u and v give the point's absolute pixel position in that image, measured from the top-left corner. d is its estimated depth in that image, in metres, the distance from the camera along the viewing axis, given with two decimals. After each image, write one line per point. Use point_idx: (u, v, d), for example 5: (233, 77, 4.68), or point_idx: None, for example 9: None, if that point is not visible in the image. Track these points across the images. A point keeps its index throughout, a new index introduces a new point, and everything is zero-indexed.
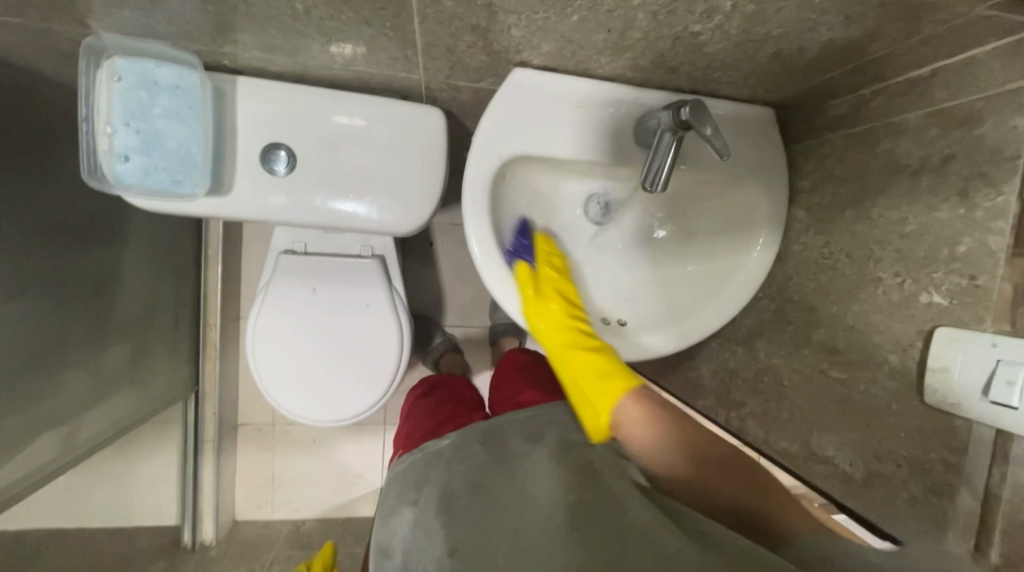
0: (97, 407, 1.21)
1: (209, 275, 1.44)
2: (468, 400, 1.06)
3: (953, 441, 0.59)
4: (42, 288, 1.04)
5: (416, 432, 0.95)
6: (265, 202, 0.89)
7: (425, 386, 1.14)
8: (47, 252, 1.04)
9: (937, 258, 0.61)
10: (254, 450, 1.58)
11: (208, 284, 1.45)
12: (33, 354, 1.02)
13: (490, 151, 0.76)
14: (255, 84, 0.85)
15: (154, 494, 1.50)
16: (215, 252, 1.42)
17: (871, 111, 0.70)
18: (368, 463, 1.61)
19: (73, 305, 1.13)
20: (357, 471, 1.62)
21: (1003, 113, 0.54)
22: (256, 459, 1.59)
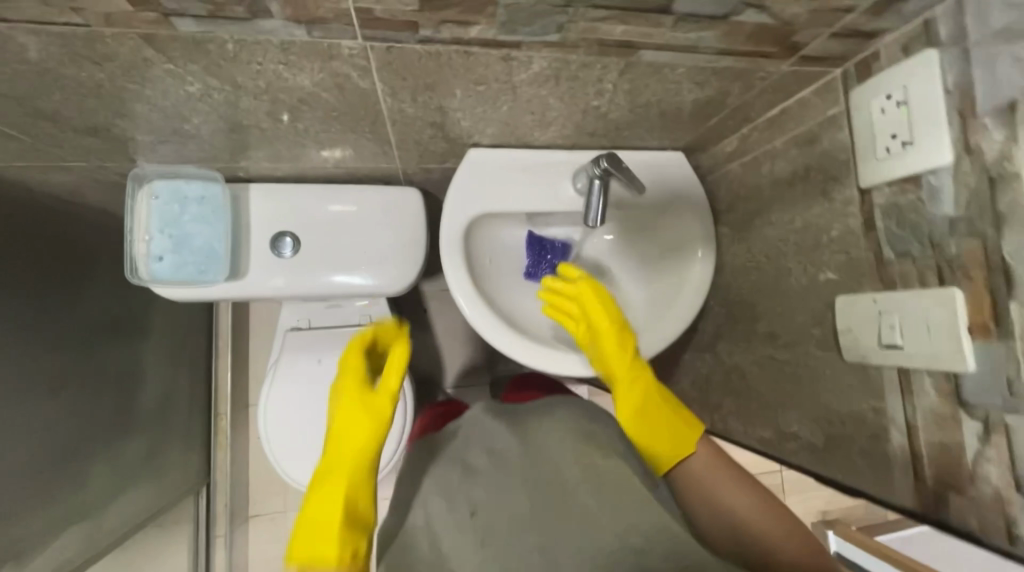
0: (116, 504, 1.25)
1: (221, 363, 1.55)
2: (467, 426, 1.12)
3: (873, 388, 0.68)
4: (76, 388, 1.15)
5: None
6: (276, 280, 1.05)
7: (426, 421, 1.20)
8: (81, 354, 1.17)
9: (822, 243, 0.76)
10: (266, 540, 1.57)
11: (220, 372, 1.55)
12: (64, 450, 1.10)
13: (459, 212, 0.93)
14: (265, 187, 1.05)
15: None
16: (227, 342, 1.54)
17: (752, 143, 0.89)
18: None
19: (101, 403, 1.22)
20: None
21: (831, 131, 0.72)
22: (269, 548, 1.57)
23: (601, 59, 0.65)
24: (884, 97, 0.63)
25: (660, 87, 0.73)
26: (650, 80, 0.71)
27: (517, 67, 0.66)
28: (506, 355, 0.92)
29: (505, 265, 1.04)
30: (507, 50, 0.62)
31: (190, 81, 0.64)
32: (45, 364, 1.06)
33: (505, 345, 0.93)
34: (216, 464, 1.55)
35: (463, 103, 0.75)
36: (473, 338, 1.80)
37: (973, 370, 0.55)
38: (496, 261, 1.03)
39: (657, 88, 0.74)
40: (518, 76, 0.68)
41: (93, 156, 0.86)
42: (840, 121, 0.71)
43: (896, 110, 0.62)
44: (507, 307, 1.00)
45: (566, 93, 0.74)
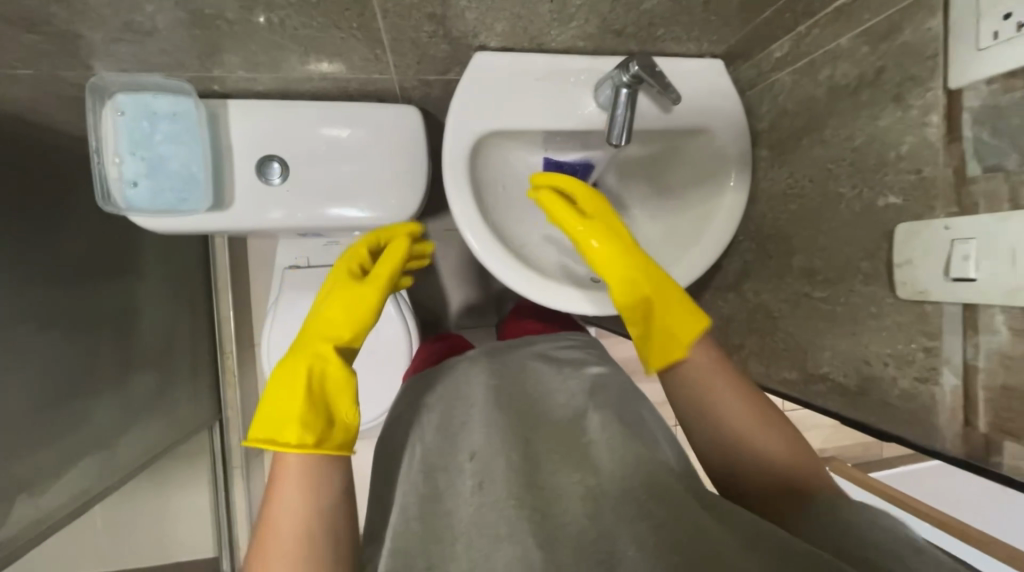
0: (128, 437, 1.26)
1: (222, 300, 1.52)
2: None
3: (927, 326, 0.61)
4: (67, 324, 1.11)
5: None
6: (265, 209, 0.96)
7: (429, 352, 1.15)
8: (69, 290, 1.12)
9: (886, 162, 0.65)
10: None
11: (222, 309, 1.52)
12: (63, 386, 1.08)
13: (463, 130, 0.82)
14: (244, 104, 0.93)
15: (189, 521, 1.53)
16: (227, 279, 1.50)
17: (809, 44, 0.76)
18: None
19: (99, 339, 1.19)
20: None
21: (918, 18, 0.59)
22: None
23: None
24: None
25: None
26: None
27: None
28: (518, 294, 0.85)
29: (514, 194, 0.94)
30: None
31: None
32: (29, 300, 1.01)
33: (517, 283, 0.85)
34: (228, 399, 1.57)
35: None
36: (480, 278, 1.73)
37: None
38: (504, 189, 0.93)
39: None
40: None
41: (41, 59, 0.74)
42: (931, 5, 0.58)
43: None
44: (518, 243, 0.91)
45: None
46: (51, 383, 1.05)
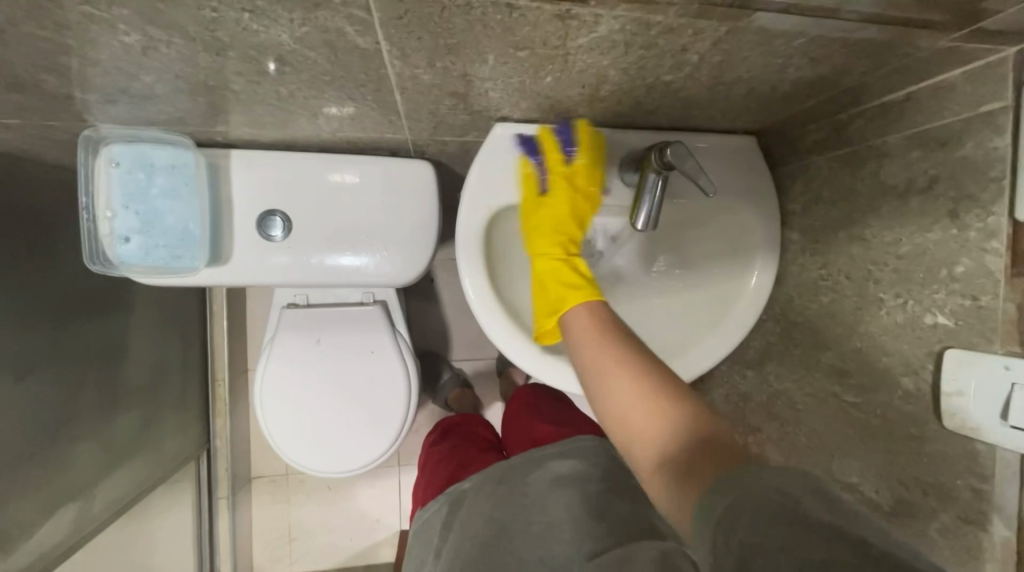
0: (108, 479, 1.21)
1: (215, 330, 1.46)
2: (484, 440, 1.03)
3: (977, 466, 0.57)
4: (49, 367, 1.05)
5: (438, 480, 0.91)
6: (265, 264, 0.92)
7: (437, 426, 1.11)
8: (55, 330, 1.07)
9: (936, 279, 0.60)
10: (269, 502, 1.57)
11: (214, 340, 1.46)
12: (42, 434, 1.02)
13: (478, 204, 0.78)
14: (247, 155, 0.88)
15: None
16: (221, 310, 1.45)
17: (851, 134, 0.71)
18: (386, 506, 1.60)
19: (82, 378, 1.14)
20: (375, 516, 1.61)
21: (982, 134, 0.54)
22: (271, 511, 1.58)
23: (695, 22, 0.45)
24: None
25: (760, 63, 0.54)
26: (750, 54, 0.52)
27: (576, 30, 0.47)
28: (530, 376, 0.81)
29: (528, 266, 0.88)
30: (567, 5, 0.43)
31: (122, 30, 0.46)
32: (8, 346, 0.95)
33: (527, 365, 0.80)
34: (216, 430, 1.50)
35: (493, 71, 0.57)
36: None
37: None
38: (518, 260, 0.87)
39: (755, 64, 0.55)
40: (574, 41, 0.49)
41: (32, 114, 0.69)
42: (999, 124, 0.53)
43: None
44: (532, 316, 0.86)
45: (633, 65, 0.55)
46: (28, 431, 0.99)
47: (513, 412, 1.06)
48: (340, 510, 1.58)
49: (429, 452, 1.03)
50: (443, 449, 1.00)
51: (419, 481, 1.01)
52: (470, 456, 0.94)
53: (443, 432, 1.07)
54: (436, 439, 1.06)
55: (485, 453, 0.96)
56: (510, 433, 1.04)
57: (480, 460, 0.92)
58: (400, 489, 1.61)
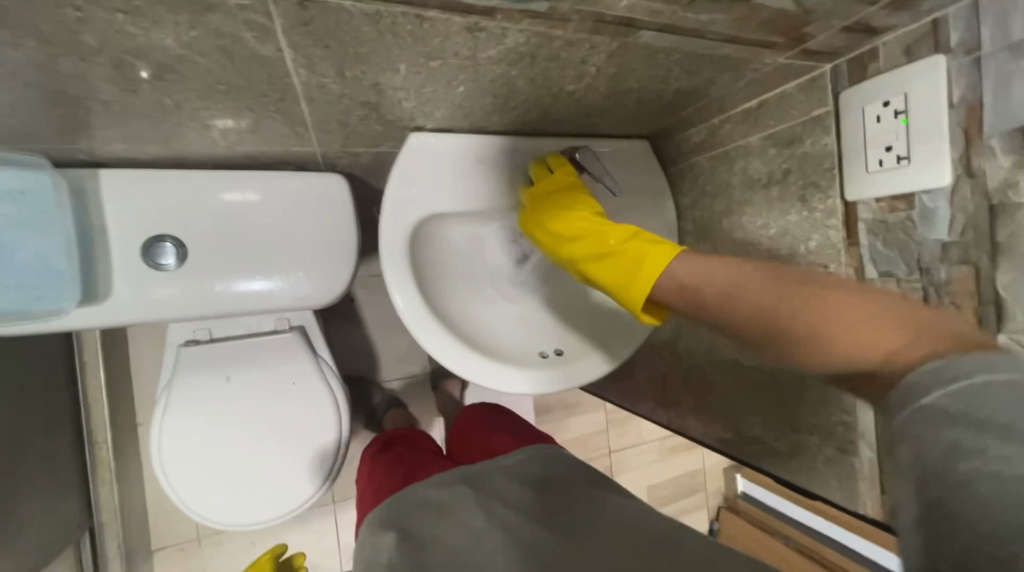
0: None
1: (91, 385, 1.28)
2: (427, 449, 1.00)
3: (844, 403, 0.69)
4: None
5: (386, 484, 0.87)
6: (156, 298, 0.81)
7: (379, 440, 1.08)
8: None
9: (797, 254, 0.73)
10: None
11: (90, 394, 1.28)
12: None
13: (399, 213, 0.77)
14: (122, 174, 0.78)
15: None
16: (95, 359, 1.28)
17: (723, 136, 0.83)
18: (323, 549, 1.48)
19: None
20: (311, 563, 1.48)
21: (816, 133, 0.67)
22: None
23: (591, 37, 0.50)
24: (880, 105, 0.59)
25: (647, 75, 0.62)
26: (638, 66, 0.59)
27: (485, 41, 0.49)
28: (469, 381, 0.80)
29: (456, 272, 0.89)
30: (476, 18, 0.45)
31: None
32: None
33: (462, 370, 0.80)
34: (100, 500, 1.30)
35: (406, 80, 0.57)
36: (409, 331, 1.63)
37: None
38: (445, 267, 0.87)
39: (643, 75, 0.62)
40: (483, 52, 0.52)
41: None
42: (826, 125, 0.66)
43: (893, 120, 0.58)
44: (462, 321, 0.86)
45: (539, 75, 0.59)
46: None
47: (460, 426, 1.07)
48: None
49: (372, 465, 0.99)
50: (389, 458, 0.96)
51: (362, 493, 0.95)
52: (419, 460, 0.92)
53: (384, 447, 1.03)
54: (379, 452, 1.03)
55: (434, 458, 0.95)
56: (456, 445, 1.03)
57: (431, 463, 0.91)
58: (338, 528, 1.50)
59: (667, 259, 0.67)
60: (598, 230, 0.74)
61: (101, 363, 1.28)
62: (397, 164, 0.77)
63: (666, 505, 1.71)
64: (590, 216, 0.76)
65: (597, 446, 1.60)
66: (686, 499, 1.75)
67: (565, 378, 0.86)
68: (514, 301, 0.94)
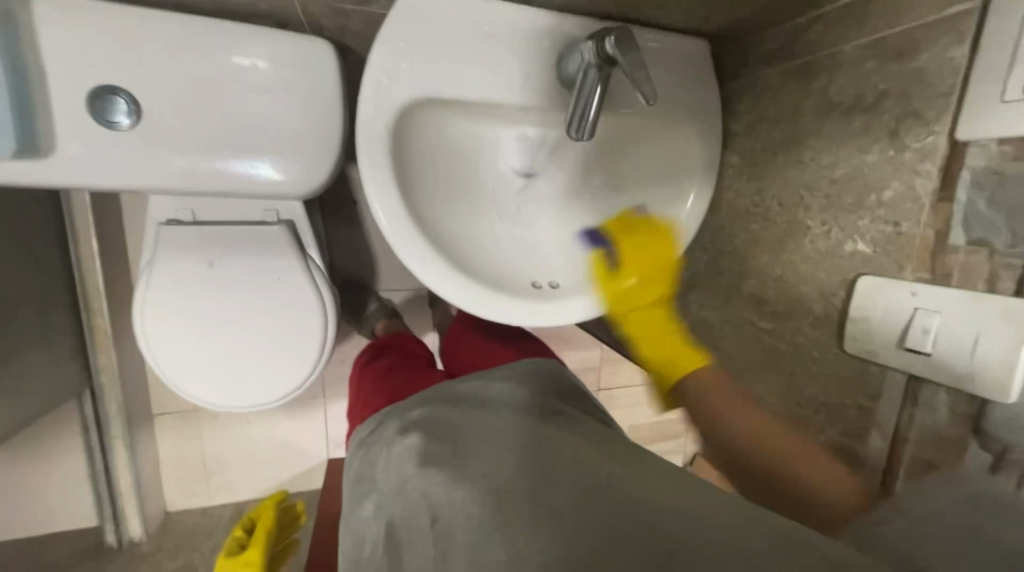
0: None
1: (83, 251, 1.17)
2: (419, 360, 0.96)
3: (867, 387, 0.60)
4: None
5: (375, 397, 0.83)
6: (108, 161, 0.72)
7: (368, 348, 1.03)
8: None
9: (864, 205, 0.59)
10: (176, 437, 1.38)
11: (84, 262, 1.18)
12: None
13: (387, 91, 0.63)
14: (58, 2, 0.65)
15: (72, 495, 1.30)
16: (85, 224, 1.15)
17: (807, 42, 0.65)
18: (313, 435, 1.47)
19: None
20: (302, 446, 1.48)
21: (940, 42, 0.50)
22: (182, 444, 1.39)
23: None
24: None
25: None
26: None
27: None
28: (450, 302, 0.72)
29: (453, 177, 0.77)
30: None
31: None
32: None
33: (444, 290, 0.71)
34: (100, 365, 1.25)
35: None
36: None
37: (1015, 401, 0.46)
38: (440, 168, 0.75)
39: None
40: None
41: None
42: (960, 30, 0.48)
43: None
44: (451, 236, 0.75)
45: None
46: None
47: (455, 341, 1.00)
48: (262, 439, 1.44)
49: (362, 376, 0.94)
50: (378, 370, 0.91)
51: (353, 404, 0.92)
52: (410, 376, 0.87)
53: (375, 354, 0.99)
54: (370, 361, 0.98)
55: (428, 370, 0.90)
56: (453, 361, 0.97)
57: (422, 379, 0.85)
58: (330, 418, 1.48)
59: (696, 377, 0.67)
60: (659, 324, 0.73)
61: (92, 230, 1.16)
62: (384, 27, 0.61)
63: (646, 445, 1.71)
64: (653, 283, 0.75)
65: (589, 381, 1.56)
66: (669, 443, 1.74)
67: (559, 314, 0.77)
68: (514, 221, 0.82)
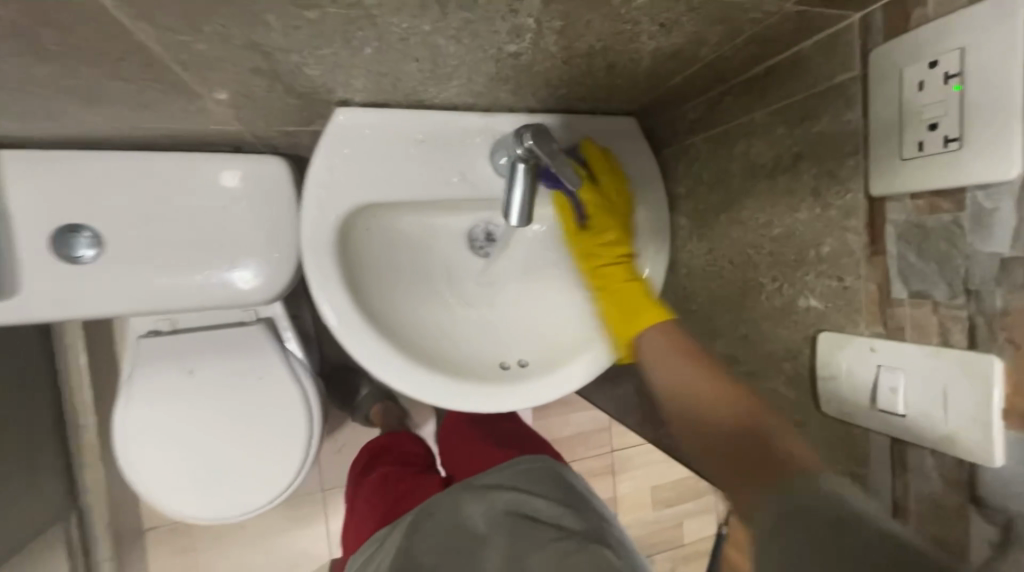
0: None
1: (73, 369, 1.17)
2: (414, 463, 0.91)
3: (854, 452, 0.55)
4: None
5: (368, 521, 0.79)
6: (71, 294, 0.75)
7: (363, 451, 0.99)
8: None
9: (806, 260, 0.58)
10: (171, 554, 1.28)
11: (74, 379, 1.18)
12: None
13: (328, 203, 0.66)
14: (26, 157, 0.70)
15: None
16: (77, 342, 1.16)
17: (723, 112, 0.68)
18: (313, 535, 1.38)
19: None
20: (300, 549, 1.38)
21: (836, 108, 0.52)
22: (175, 563, 1.29)
23: None
24: (925, 66, 0.43)
25: (607, 30, 0.48)
26: (592, 15, 0.45)
27: None
28: (410, 397, 0.70)
29: (406, 269, 0.77)
30: None
31: None
32: None
33: (403, 384, 0.70)
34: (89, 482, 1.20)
35: (289, 40, 0.45)
36: None
37: (1003, 465, 0.42)
38: (392, 263, 0.76)
39: (603, 31, 0.48)
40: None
41: None
42: (851, 95, 0.50)
43: (943, 87, 0.42)
44: (409, 327, 0.75)
45: (463, 30, 0.46)
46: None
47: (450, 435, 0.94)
48: (263, 543, 1.35)
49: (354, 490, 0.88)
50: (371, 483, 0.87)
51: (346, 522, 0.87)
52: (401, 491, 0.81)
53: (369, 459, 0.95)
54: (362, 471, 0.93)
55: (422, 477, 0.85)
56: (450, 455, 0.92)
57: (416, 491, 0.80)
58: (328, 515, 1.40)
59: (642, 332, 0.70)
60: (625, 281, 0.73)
61: (82, 346, 1.17)
62: (318, 151, 0.65)
63: (668, 509, 1.57)
64: (609, 278, 0.74)
65: (594, 447, 1.47)
66: (695, 499, 1.60)
67: (527, 395, 0.74)
68: (475, 302, 0.81)
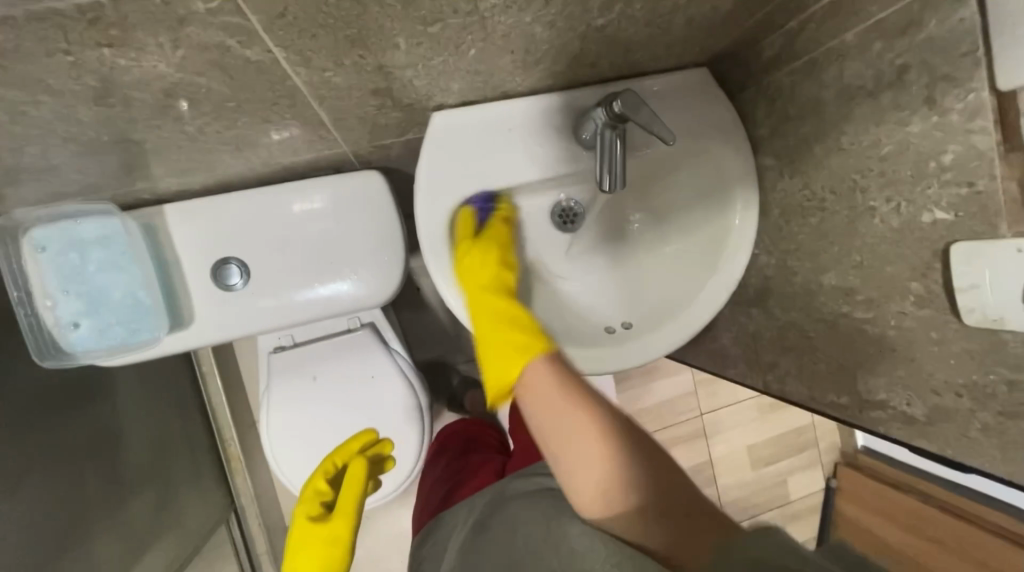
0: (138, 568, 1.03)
1: (211, 389, 1.31)
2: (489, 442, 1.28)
3: (1009, 358, 0.54)
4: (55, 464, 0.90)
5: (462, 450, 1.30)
6: (230, 317, 0.86)
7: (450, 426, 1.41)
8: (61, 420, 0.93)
9: (926, 174, 0.57)
10: None
11: (213, 400, 1.31)
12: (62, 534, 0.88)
13: (438, 202, 0.73)
14: (181, 206, 0.82)
15: None
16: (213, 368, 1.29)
17: (805, 42, 0.66)
18: None
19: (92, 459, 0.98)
20: None
21: (945, 9, 0.50)
22: None
23: None
24: None
25: None
26: None
27: None
28: None
29: None
30: None
31: None
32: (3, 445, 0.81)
33: None
34: (238, 489, 1.33)
35: (409, 56, 0.51)
36: None
37: None
38: None
39: None
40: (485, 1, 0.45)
41: None
42: None
43: None
44: None
45: (560, 14, 0.50)
46: (55, 533, 0.86)
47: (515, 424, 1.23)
48: (376, 531, 1.39)
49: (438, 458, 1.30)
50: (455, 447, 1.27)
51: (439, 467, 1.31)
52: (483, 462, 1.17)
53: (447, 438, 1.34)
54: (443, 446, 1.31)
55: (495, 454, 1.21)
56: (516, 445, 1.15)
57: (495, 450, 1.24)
58: None
59: (528, 362, 0.63)
60: (497, 293, 0.72)
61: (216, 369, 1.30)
62: (421, 157, 0.71)
63: (771, 467, 1.48)
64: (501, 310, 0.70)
65: (685, 409, 1.42)
66: (800, 456, 1.49)
67: (637, 355, 0.79)
68: (564, 274, 0.85)
